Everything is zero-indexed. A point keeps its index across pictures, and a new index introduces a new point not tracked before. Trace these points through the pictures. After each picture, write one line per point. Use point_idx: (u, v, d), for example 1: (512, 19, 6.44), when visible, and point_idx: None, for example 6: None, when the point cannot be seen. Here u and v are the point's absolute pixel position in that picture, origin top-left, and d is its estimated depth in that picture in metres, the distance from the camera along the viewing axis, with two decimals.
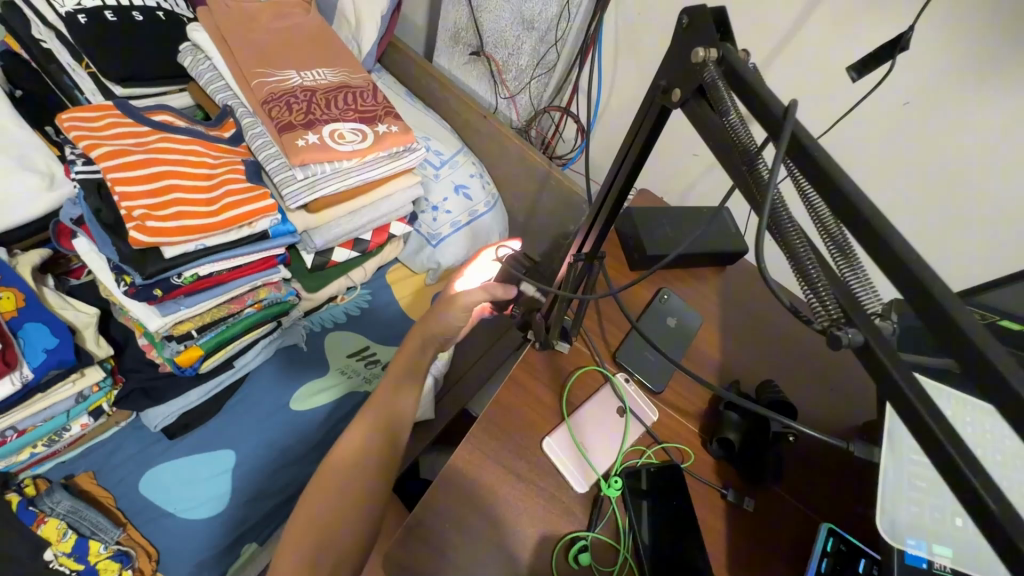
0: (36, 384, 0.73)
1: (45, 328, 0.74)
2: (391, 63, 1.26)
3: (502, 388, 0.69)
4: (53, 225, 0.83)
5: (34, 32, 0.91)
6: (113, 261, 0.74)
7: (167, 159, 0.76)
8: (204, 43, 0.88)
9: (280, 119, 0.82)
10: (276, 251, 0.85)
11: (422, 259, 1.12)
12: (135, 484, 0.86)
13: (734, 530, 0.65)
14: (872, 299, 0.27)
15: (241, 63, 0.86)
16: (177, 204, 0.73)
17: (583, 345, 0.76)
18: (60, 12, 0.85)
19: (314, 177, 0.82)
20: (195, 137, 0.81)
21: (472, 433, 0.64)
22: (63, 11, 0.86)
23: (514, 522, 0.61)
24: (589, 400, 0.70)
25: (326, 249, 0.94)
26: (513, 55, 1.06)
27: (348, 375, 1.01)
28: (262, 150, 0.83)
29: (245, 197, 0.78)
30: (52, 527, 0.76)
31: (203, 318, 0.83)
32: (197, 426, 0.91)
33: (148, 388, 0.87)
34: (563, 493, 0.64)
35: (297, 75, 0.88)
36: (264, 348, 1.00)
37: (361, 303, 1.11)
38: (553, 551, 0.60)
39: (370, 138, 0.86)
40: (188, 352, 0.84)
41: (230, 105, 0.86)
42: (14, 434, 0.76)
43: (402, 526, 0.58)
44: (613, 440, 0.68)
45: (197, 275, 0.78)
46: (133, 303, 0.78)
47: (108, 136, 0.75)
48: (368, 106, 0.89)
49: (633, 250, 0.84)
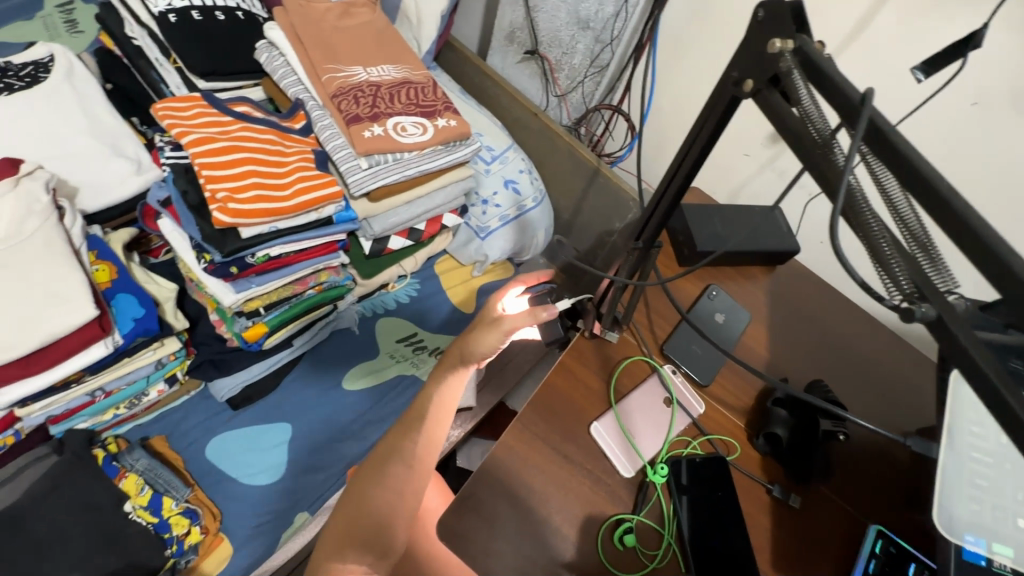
0: (124, 350, 0.80)
1: (133, 299, 0.81)
2: (446, 62, 1.30)
3: (551, 373, 0.71)
4: (139, 207, 0.91)
5: (128, 31, 0.99)
6: (195, 240, 0.80)
7: (245, 147, 0.81)
8: (280, 41, 0.94)
9: (348, 111, 0.87)
10: (338, 236, 0.91)
11: (470, 251, 1.16)
12: (203, 449, 0.92)
13: (779, 525, 0.66)
14: (946, 279, 0.28)
15: (312, 59, 0.92)
16: (254, 188, 0.78)
17: (631, 336, 0.77)
18: (153, 12, 0.93)
19: (377, 167, 0.87)
20: (270, 127, 0.87)
21: (522, 414, 0.67)
22: (156, 11, 0.93)
23: (561, 500, 0.63)
24: (636, 389, 0.72)
25: (383, 236, 0.98)
26: (567, 54, 1.08)
27: (397, 359, 1.07)
28: (330, 140, 0.88)
29: (315, 183, 0.83)
30: (131, 482, 0.82)
31: (270, 297, 0.89)
32: (258, 399, 0.98)
33: (216, 361, 0.94)
34: (609, 477, 0.65)
35: (363, 71, 0.93)
36: (319, 331, 1.05)
37: (410, 292, 1.15)
38: (598, 532, 0.62)
39: (430, 132, 0.90)
40: (255, 327, 0.90)
41: (301, 98, 0.92)
42: (102, 394, 0.84)
43: (455, 498, 0.61)
44: (659, 429, 0.69)
45: (268, 255, 0.84)
46: (210, 279, 0.84)
47: (196, 124, 0.81)
48: (428, 101, 0.93)
49: (682, 245, 0.85)
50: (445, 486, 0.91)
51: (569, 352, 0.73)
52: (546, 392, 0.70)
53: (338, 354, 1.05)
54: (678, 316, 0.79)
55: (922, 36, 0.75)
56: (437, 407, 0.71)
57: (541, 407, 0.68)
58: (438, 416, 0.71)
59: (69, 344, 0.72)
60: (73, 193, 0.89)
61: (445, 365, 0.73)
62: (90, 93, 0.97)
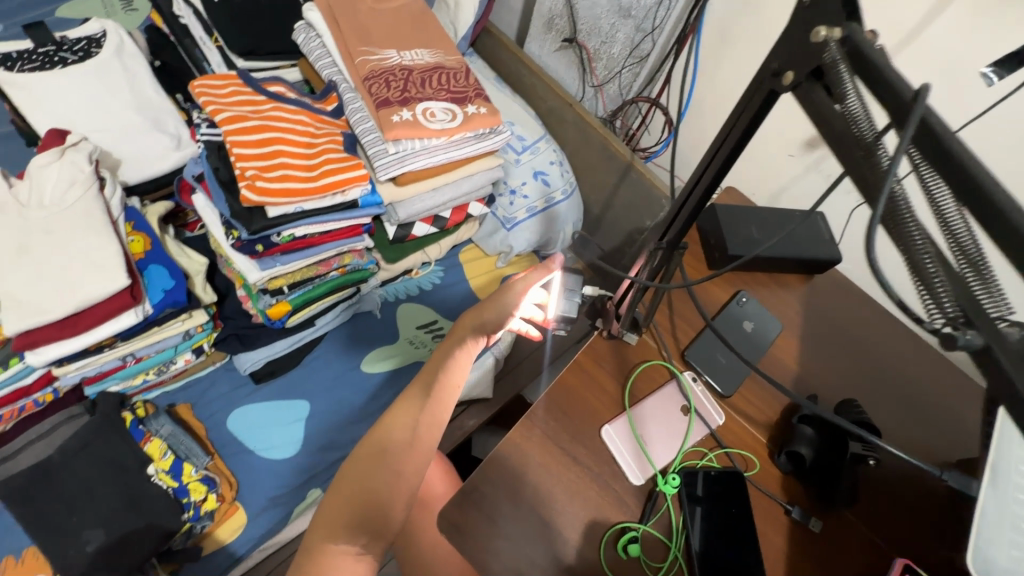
0: (153, 319, 0.82)
1: (165, 270, 0.83)
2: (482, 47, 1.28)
3: (566, 372, 0.69)
4: (177, 182, 0.93)
5: (176, 9, 1.02)
6: (225, 216, 0.82)
7: (276, 127, 0.82)
8: (317, 23, 0.95)
9: (378, 94, 0.85)
10: (363, 220, 0.90)
11: (495, 241, 1.14)
12: (224, 420, 0.95)
13: (796, 550, 0.62)
14: (1003, 304, 0.24)
15: (347, 40, 0.91)
16: (282, 167, 0.79)
17: (651, 338, 0.74)
18: None
19: (404, 153, 0.86)
20: (302, 108, 0.87)
21: (531, 412, 0.65)
22: None
23: (565, 502, 0.61)
24: (652, 394, 0.69)
25: (408, 222, 0.97)
26: (606, 43, 1.05)
27: (415, 346, 1.07)
28: (360, 124, 0.87)
29: (341, 166, 0.83)
30: (155, 446, 0.86)
31: (294, 276, 0.90)
32: (279, 375, 1.00)
33: (241, 335, 0.96)
34: (617, 483, 0.63)
35: (396, 55, 0.92)
36: (341, 312, 1.05)
37: (433, 279, 1.16)
38: (602, 538, 0.60)
39: (459, 119, 0.88)
40: (278, 306, 0.92)
41: (334, 80, 0.92)
42: (133, 359, 0.87)
43: (458, 492, 0.60)
44: (674, 438, 0.66)
45: (293, 235, 0.85)
46: (238, 256, 0.86)
47: (229, 103, 0.82)
48: (460, 87, 0.91)
49: (713, 247, 0.81)
50: (455, 476, 0.90)
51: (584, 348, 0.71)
52: (557, 390, 0.68)
53: (358, 337, 1.06)
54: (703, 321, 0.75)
55: (999, 32, 0.68)
56: (442, 379, 0.69)
57: (552, 406, 0.67)
58: (446, 388, 0.69)
59: (101, 311, 0.75)
60: (116, 165, 0.92)
61: (451, 340, 0.72)
62: (137, 69, 1.00)
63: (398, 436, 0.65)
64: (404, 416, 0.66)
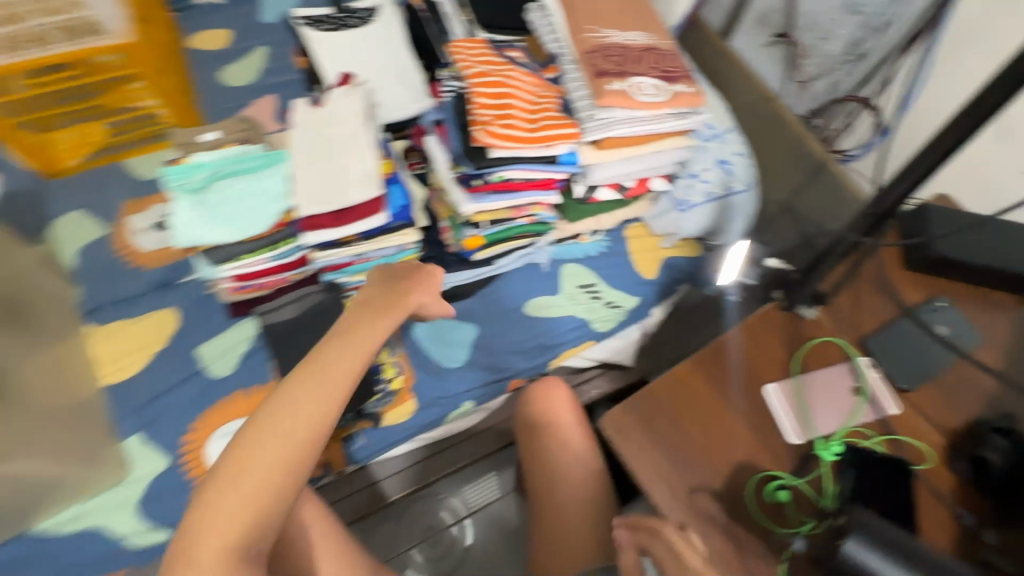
0: (386, 228, 1.02)
1: (401, 191, 1.02)
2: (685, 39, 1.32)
3: (740, 331, 0.72)
4: (413, 126, 1.14)
5: None
6: (454, 154, 0.99)
7: (509, 83, 0.97)
8: (551, 4, 1.09)
9: (598, 66, 0.96)
10: (559, 175, 1.02)
11: (665, 221, 1.21)
12: (411, 326, 1.14)
13: (961, 552, 0.60)
14: None
15: (576, 18, 1.04)
16: (510, 117, 0.93)
17: (829, 319, 0.75)
18: None
19: (610, 120, 0.96)
20: (529, 71, 1.00)
21: (702, 355, 0.71)
22: None
23: (720, 440, 0.66)
24: (823, 369, 0.70)
25: (596, 185, 1.08)
26: (824, 39, 1.04)
27: (573, 302, 1.19)
28: (575, 91, 0.99)
29: (556, 123, 0.95)
30: None
31: (494, 215, 1.05)
32: (458, 299, 1.17)
33: (438, 259, 1.14)
34: (774, 437, 0.66)
35: (616, 34, 1.02)
36: (517, 258, 1.20)
37: (599, 247, 1.25)
38: (750, 478, 0.64)
39: (667, 95, 0.96)
40: (474, 238, 1.08)
41: (557, 53, 1.05)
42: (361, 260, 1.08)
43: (625, 406, 0.68)
44: (841, 413, 0.67)
45: (502, 177, 0.98)
46: (455, 190, 1.00)
47: (479, 61, 0.99)
48: (671, 67, 0.99)
49: (913, 247, 0.79)
50: (580, 407, 1.05)
51: (760, 315, 0.74)
52: (731, 346, 0.71)
53: (526, 283, 1.20)
54: (894, 315, 0.75)
55: None
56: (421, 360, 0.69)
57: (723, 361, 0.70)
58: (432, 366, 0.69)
59: (359, 211, 0.96)
60: None
61: None
62: (397, 34, 1.24)
63: (308, 392, 0.69)
64: (325, 392, 0.70)
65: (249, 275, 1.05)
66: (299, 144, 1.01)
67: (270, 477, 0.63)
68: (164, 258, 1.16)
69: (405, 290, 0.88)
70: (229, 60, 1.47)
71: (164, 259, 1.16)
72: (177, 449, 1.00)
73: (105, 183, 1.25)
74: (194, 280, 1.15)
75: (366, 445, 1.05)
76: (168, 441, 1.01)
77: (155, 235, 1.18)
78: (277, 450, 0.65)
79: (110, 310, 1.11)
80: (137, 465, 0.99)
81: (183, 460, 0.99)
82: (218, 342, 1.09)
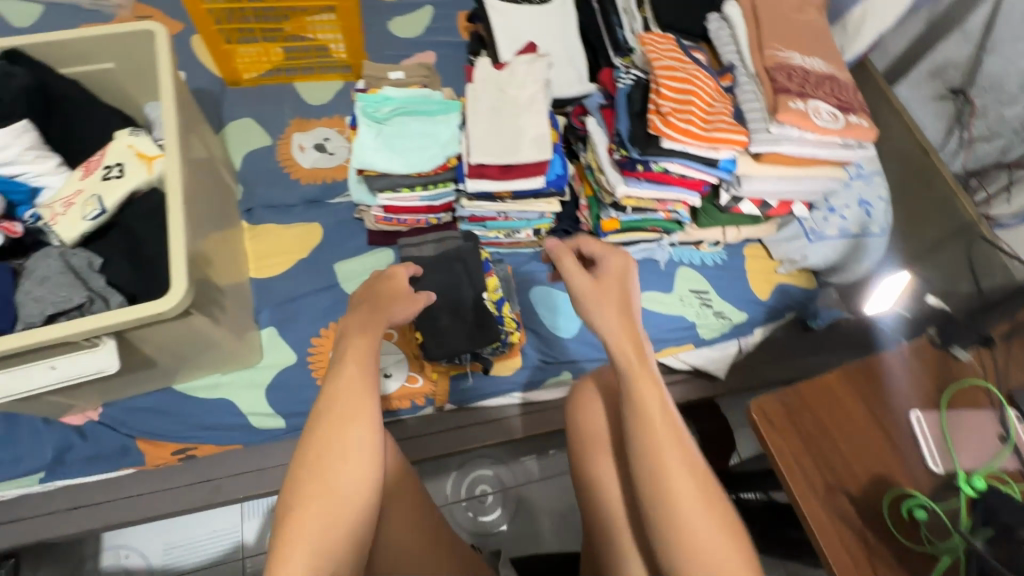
0: (538, 193, 1.08)
1: (561, 160, 1.07)
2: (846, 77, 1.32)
3: (890, 356, 0.74)
4: (573, 106, 1.19)
5: None
6: (620, 136, 1.03)
7: (691, 81, 1.00)
8: (736, 17, 1.13)
9: (780, 83, 1.00)
10: (712, 179, 1.06)
11: (790, 247, 1.23)
12: (528, 290, 1.20)
13: None
14: None
15: (762, 35, 1.07)
16: (689, 112, 0.97)
17: (981, 365, 0.74)
18: None
19: (780, 137, 0.98)
20: (709, 74, 1.04)
21: (852, 370, 0.73)
22: None
23: (859, 454, 0.68)
24: (969, 410, 0.71)
25: (741, 197, 1.10)
26: (1005, 105, 1.06)
27: (683, 304, 1.23)
28: (748, 103, 1.03)
29: (728, 127, 0.98)
30: (493, 281, 1.12)
31: (640, 202, 1.09)
32: (576, 276, 1.22)
33: (569, 233, 1.19)
34: (912, 462, 0.68)
35: (799, 57, 1.05)
36: (639, 250, 1.24)
37: (716, 258, 1.29)
38: (882, 494, 0.65)
39: (841, 124, 0.98)
40: (611, 221, 1.13)
41: (734, 64, 1.09)
42: (503, 217, 1.15)
43: (773, 398, 0.71)
44: (983, 454, 0.68)
45: (662, 168, 1.02)
46: (612, 171, 1.05)
47: (666, 56, 1.03)
48: (848, 98, 1.01)
49: None
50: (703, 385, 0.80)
51: (916, 350, 0.75)
52: (887, 369, 0.73)
53: (642, 275, 1.24)
54: None
55: None
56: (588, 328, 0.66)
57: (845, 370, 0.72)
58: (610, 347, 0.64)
59: (523, 171, 1.02)
60: None
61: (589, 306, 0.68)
62: (569, 17, 1.30)
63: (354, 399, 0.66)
64: (355, 400, 0.66)
65: (400, 207, 1.14)
66: (478, 97, 1.06)
67: (343, 513, 0.62)
68: (320, 177, 1.26)
69: (383, 300, 0.75)
70: (401, 12, 1.56)
71: (319, 178, 1.26)
72: (305, 349, 1.09)
73: (277, 100, 1.36)
74: (342, 203, 1.24)
75: (471, 387, 1.12)
76: (299, 340, 1.09)
77: (314, 155, 1.29)
78: (327, 495, 0.61)
79: (266, 213, 1.22)
80: (267, 355, 1.08)
81: (309, 360, 1.08)
82: (355, 263, 1.18)
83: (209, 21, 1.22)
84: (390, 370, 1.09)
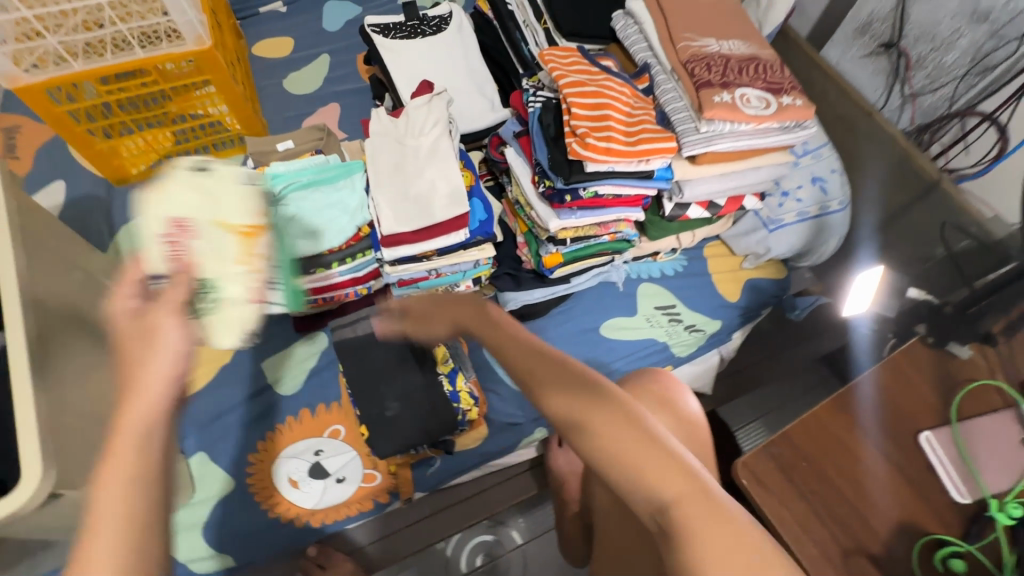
0: (468, 243, 0.96)
1: (482, 204, 0.97)
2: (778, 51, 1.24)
3: (886, 378, 0.65)
4: (489, 137, 1.08)
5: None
6: (541, 167, 0.93)
7: (606, 94, 0.90)
8: (639, 11, 1.03)
9: (700, 77, 0.90)
10: (649, 191, 0.96)
11: (752, 241, 1.14)
12: (482, 345, 1.09)
13: None
14: None
15: (672, 26, 0.98)
16: (609, 130, 0.87)
17: (982, 358, 0.66)
18: None
19: (713, 134, 0.89)
20: (626, 82, 0.94)
21: (803, 421, 0.62)
22: None
23: (877, 510, 0.57)
24: (984, 415, 0.61)
25: (687, 203, 1.00)
26: (939, 50, 0.96)
27: (653, 325, 1.13)
28: (670, 103, 0.93)
29: (656, 136, 0.88)
30: (440, 351, 0.98)
31: (579, 232, 0.99)
32: (529, 318, 1.11)
33: (514, 275, 1.07)
34: (930, 493, 0.58)
35: (715, 43, 0.95)
36: (595, 276, 1.13)
37: (676, 266, 1.19)
38: (911, 549, 0.56)
39: (774, 108, 0.88)
40: (553, 256, 1.02)
41: (649, 63, 0.99)
42: (435, 275, 1.02)
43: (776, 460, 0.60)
44: (1016, 466, 0.58)
45: (595, 193, 0.92)
46: (541, 205, 0.95)
47: (572, 71, 0.93)
48: (777, 78, 0.92)
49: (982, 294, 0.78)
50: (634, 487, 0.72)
51: (825, 409, 0.63)
52: (861, 392, 0.64)
53: (603, 303, 1.14)
54: (1003, 407, 0.62)
55: None
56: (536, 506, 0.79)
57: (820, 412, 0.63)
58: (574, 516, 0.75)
59: (444, 226, 0.91)
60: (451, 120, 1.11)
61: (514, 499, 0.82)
62: (470, 43, 1.22)
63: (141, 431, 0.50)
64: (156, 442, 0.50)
65: (321, 289, 1.01)
66: (378, 153, 0.95)
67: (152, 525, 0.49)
68: None
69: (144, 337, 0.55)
70: (293, 68, 1.43)
71: None
72: (244, 471, 0.96)
73: None
74: None
75: (437, 471, 1.01)
76: (233, 461, 0.97)
77: None
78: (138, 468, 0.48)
79: None
80: (200, 487, 0.95)
81: (249, 482, 0.95)
82: (284, 358, 1.05)
83: (70, 123, 1.09)
84: (343, 473, 0.97)
